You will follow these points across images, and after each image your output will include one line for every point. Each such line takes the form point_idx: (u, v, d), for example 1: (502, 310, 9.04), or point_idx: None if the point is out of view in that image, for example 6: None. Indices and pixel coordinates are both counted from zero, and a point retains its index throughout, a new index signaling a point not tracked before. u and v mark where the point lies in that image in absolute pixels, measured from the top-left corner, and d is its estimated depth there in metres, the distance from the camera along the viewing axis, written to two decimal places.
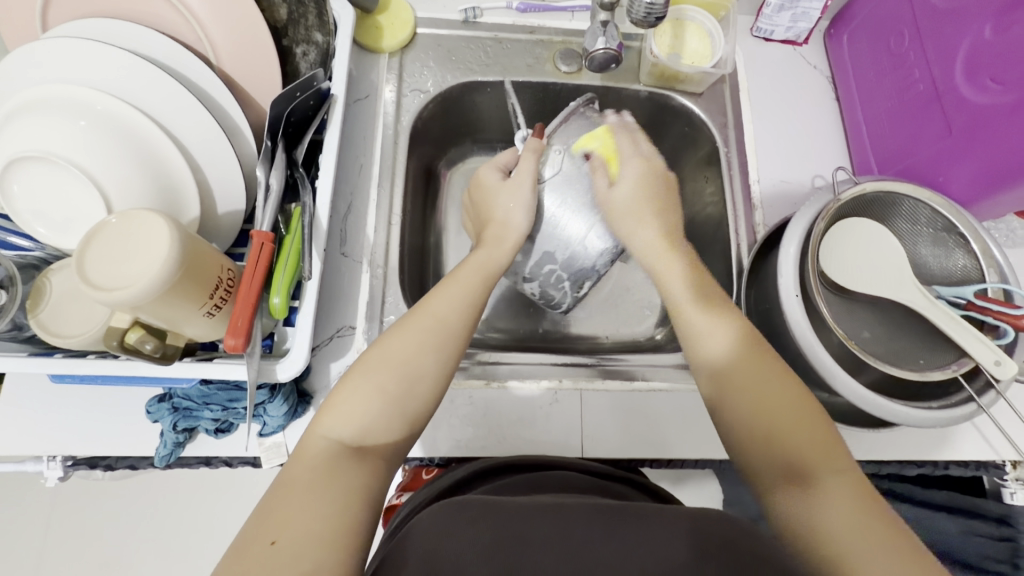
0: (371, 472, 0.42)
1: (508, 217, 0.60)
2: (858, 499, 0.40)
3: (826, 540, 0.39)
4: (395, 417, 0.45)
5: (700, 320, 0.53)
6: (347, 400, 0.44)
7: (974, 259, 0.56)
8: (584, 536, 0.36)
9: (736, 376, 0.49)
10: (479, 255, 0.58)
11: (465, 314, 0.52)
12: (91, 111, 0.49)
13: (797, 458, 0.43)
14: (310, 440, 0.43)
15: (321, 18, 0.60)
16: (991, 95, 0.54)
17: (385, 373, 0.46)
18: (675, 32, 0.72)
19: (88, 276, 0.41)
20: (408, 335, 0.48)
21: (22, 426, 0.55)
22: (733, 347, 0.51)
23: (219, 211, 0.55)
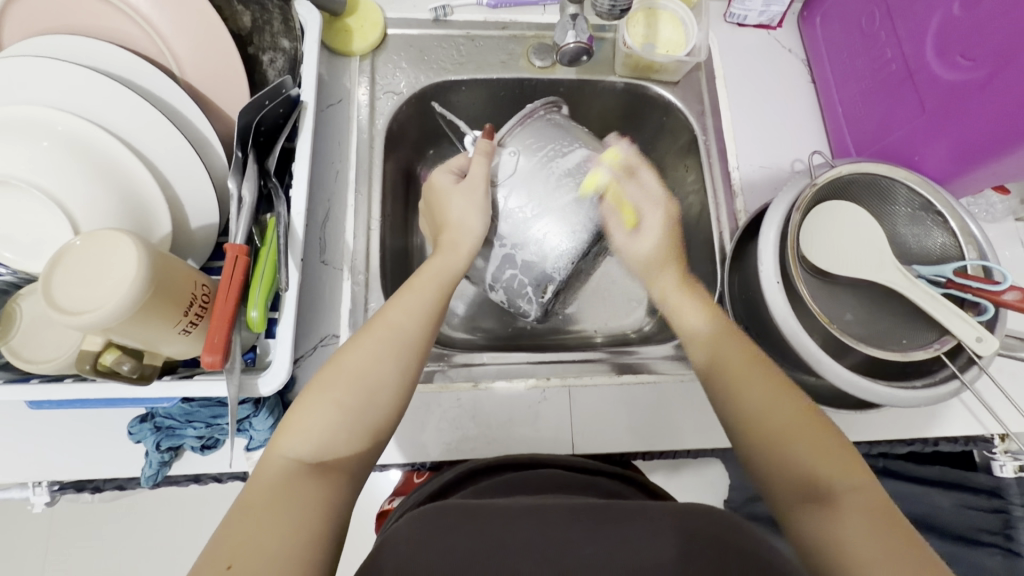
0: (329, 488, 0.42)
1: (462, 220, 0.59)
2: (873, 513, 0.40)
3: (842, 554, 0.39)
4: (354, 432, 0.45)
5: (687, 311, 0.58)
6: (303, 418, 0.45)
7: (952, 236, 0.56)
8: (566, 535, 0.36)
9: (732, 384, 0.50)
10: (435, 262, 0.57)
11: (422, 321, 0.52)
12: (53, 131, 0.48)
13: (805, 470, 0.44)
14: (268, 461, 0.43)
15: (287, 24, 0.59)
16: (962, 71, 0.54)
17: (342, 388, 0.46)
18: (648, 22, 0.71)
19: (55, 299, 0.40)
20: (364, 346, 0.49)
21: (5, 453, 0.55)
22: (711, 326, 0.56)
23: (192, 226, 0.54)
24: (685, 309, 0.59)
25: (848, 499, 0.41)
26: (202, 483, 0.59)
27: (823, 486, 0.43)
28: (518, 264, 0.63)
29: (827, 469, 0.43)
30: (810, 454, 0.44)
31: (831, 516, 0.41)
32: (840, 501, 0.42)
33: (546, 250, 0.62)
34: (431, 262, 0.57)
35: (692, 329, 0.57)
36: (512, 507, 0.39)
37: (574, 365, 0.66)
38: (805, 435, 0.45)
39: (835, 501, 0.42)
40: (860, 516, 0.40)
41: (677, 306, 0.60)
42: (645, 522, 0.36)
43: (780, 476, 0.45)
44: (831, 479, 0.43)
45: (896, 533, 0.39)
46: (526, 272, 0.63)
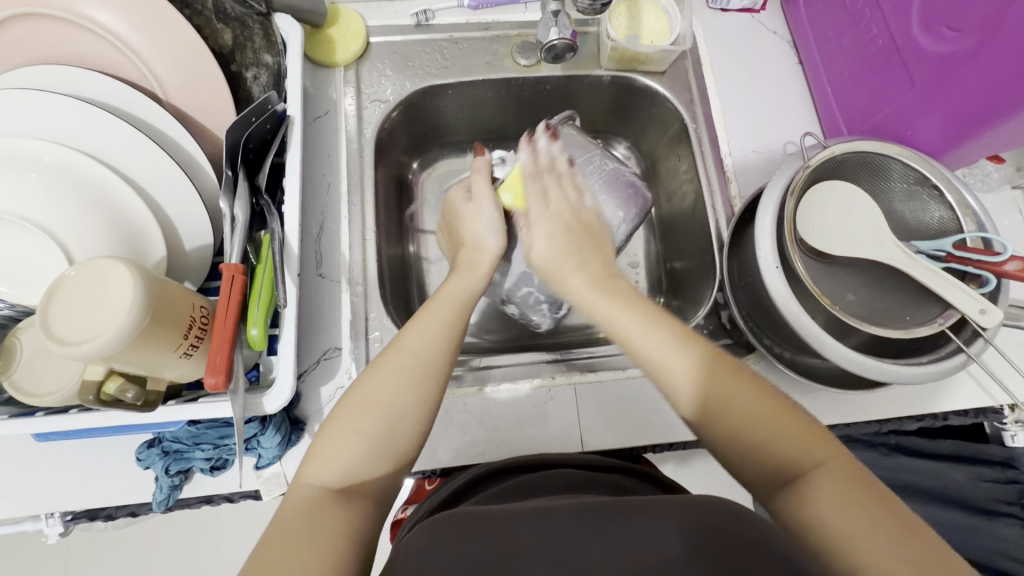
0: (353, 514, 0.42)
1: (479, 241, 0.61)
2: (847, 491, 0.39)
3: (827, 541, 0.38)
4: (379, 457, 0.45)
5: (648, 334, 0.49)
6: (328, 447, 0.45)
7: (950, 210, 0.56)
8: (573, 539, 0.36)
9: (717, 410, 0.45)
10: (454, 283, 0.56)
11: (443, 345, 0.50)
12: (40, 162, 0.48)
13: (777, 457, 0.43)
14: (295, 489, 0.43)
15: (268, 39, 0.59)
16: (949, 43, 0.53)
17: (364, 416, 0.46)
18: (631, 13, 0.71)
19: (52, 331, 0.40)
20: (385, 373, 0.48)
21: (14, 488, 0.55)
22: (693, 361, 0.47)
23: (187, 248, 0.54)
24: (658, 358, 0.48)
25: (819, 479, 0.40)
26: (214, 504, 0.59)
27: (793, 471, 0.42)
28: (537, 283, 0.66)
29: (796, 451, 0.42)
30: (780, 438, 0.43)
31: (806, 497, 0.40)
32: (814, 483, 0.41)
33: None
34: (447, 282, 0.57)
35: (676, 381, 0.47)
36: (519, 512, 0.39)
37: (577, 362, 0.66)
38: (774, 423, 0.44)
39: (808, 483, 0.41)
40: (833, 492, 0.39)
41: (636, 339, 0.49)
42: (654, 516, 0.36)
43: (755, 467, 0.43)
44: (802, 462, 0.42)
45: (873, 510, 0.38)
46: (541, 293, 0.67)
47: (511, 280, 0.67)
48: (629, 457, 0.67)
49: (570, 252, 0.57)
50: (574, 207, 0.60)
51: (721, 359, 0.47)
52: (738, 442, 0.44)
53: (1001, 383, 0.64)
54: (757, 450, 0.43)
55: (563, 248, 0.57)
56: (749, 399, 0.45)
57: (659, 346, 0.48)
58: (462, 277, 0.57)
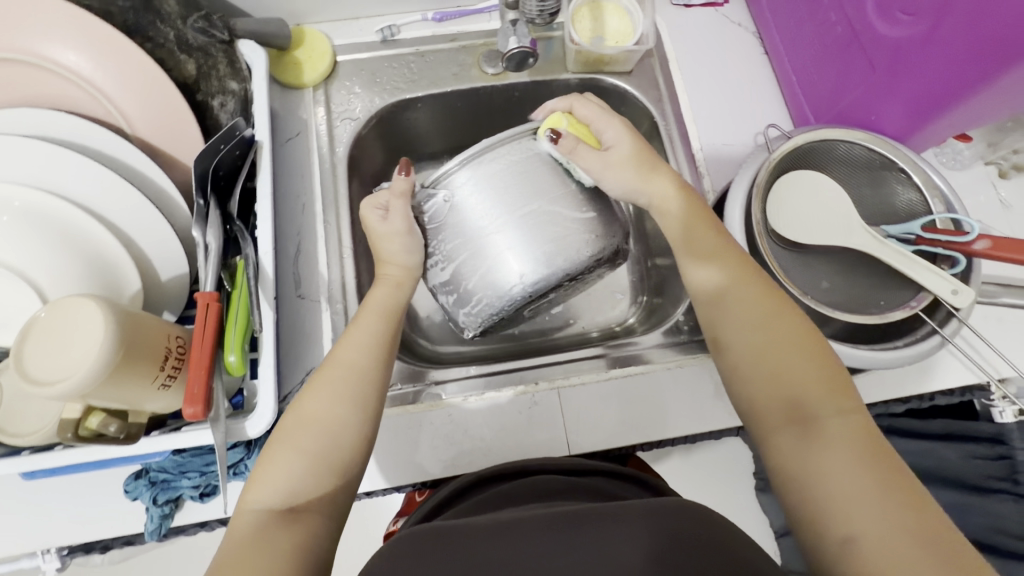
0: (301, 534, 0.42)
1: (400, 259, 0.58)
2: (857, 449, 0.40)
3: (823, 488, 0.40)
4: (322, 474, 0.45)
5: (696, 255, 0.53)
6: (268, 469, 0.45)
7: (918, 192, 0.56)
8: (530, 550, 0.36)
9: (740, 330, 0.49)
10: (380, 295, 0.57)
11: (374, 352, 0.52)
12: (9, 206, 0.48)
13: (797, 397, 0.44)
14: (238, 516, 0.43)
15: (233, 66, 0.60)
16: (904, 27, 0.53)
17: (303, 433, 0.46)
18: (594, 15, 0.71)
19: (26, 373, 0.40)
20: (319, 389, 0.48)
21: (7, 526, 0.55)
22: (727, 280, 0.51)
23: (163, 279, 0.54)
24: (697, 263, 0.53)
25: (837, 428, 0.41)
26: (211, 527, 0.58)
27: (813, 415, 0.43)
28: (466, 288, 0.57)
29: (820, 399, 0.43)
30: (807, 382, 0.44)
31: (819, 442, 0.41)
32: (828, 432, 0.42)
33: (498, 290, 0.56)
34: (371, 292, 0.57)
35: (701, 282, 0.52)
36: (481, 526, 0.39)
37: (561, 367, 0.66)
38: (802, 363, 0.45)
39: (824, 430, 0.42)
40: (847, 448, 0.40)
41: (687, 256, 0.54)
42: (624, 520, 0.36)
43: (772, 403, 0.45)
44: (821, 407, 0.43)
45: (880, 473, 0.39)
46: (470, 303, 0.58)
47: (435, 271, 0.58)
48: (619, 457, 0.66)
49: (648, 161, 0.57)
50: (610, 153, 0.57)
51: (755, 276, 0.50)
52: (761, 370, 0.46)
53: (985, 360, 0.64)
54: (779, 386, 0.45)
55: (641, 158, 0.57)
56: (783, 335, 0.47)
57: (707, 271, 0.52)
58: (384, 289, 0.57)
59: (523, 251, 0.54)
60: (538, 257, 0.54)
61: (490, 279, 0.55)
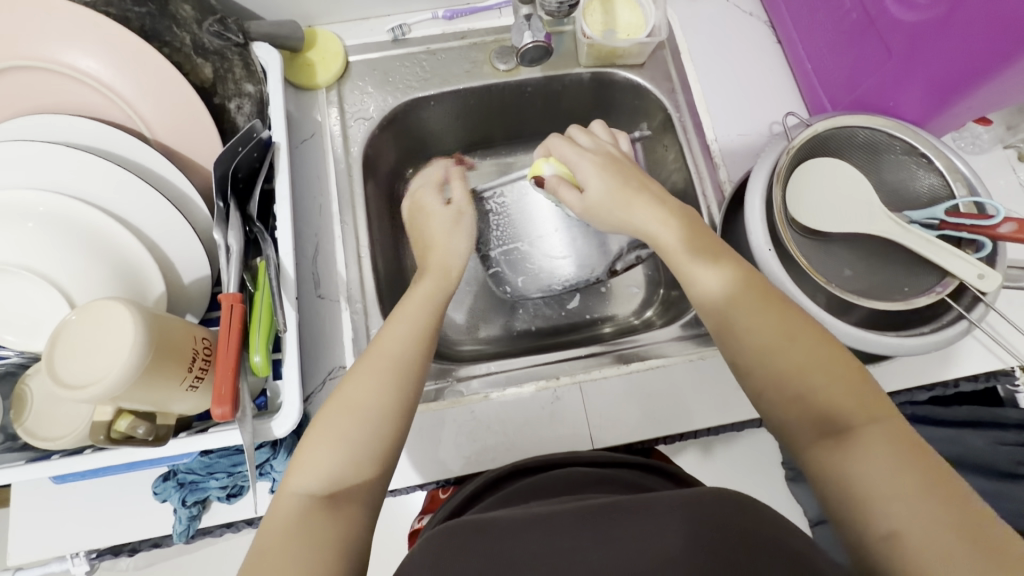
0: (343, 519, 0.42)
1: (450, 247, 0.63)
2: (893, 446, 0.39)
3: (861, 491, 0.38)
4: (362, 462, 0.45)
5: (697, 265, 0.51)
6: (310, 454, 0.45)
7: (941, 177, 0.56)
8: (572, 543, 0.36)
9: (754, 337, 0.46)
10: (423, 286, 0.57)
11: (417, 341, 0.51)
12: (35, 212, 0.49)
13: (825, 404, 0.42)
14: (281, 500, 0.43)
15: (248, 69, 0.60)
16: (921, 11, 0.53)
17: (346, 418, 0.46)
18: (605, 8, 0.71)
19: (59, 377, 0.41)
20: (362, 376, 0.48)
21: (38, 530, 0.55)
22: (732, 291, 0.49)
23: (186, 281, 0.55)
24: (693, 271, 0.51)
25: (870, 433, 0.40)
26: (237, 528, 0.59)
27: (843, 421, 0.41)
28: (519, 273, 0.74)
29: (850, 405, 0.41)
30: (833, 389, 0.42)
31: (852, 450, 0.40)
32: (859, 433, 0.40)
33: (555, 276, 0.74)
34: (417, 284, 0.58)
35: (702, 289, 0.50)
36: (520, 518, 0.39)
37: (581, 362, 0.67)
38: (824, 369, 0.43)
39: (857, 436, 0.40)
40: (883, 451, 0.39)
41: (685, 270, 0.51)
42: (655, 512, 0.37)
43: (799, 416, 0.43)
44: (852, 413, 0.41)
45: (920, 469, 0.38)
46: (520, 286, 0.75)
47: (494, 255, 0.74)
48: (642, 450, 0.66)
49: (623, 186, 0.56)
50: (587, 194, 0.57)
51: (757, 281, 0.49)
52: (782, 379, 0.44)
53: (1009, 345, 0.63)
54: (803, 395, 0.43)
55: (615, 185, 0.57)
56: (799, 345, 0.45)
57: (714, 281, 0.50)
58: (428, 281, 0.58)
59: (570, 251, 0.73)
60: (582, 258, 0.73)
61: (541, 268, 0.74)
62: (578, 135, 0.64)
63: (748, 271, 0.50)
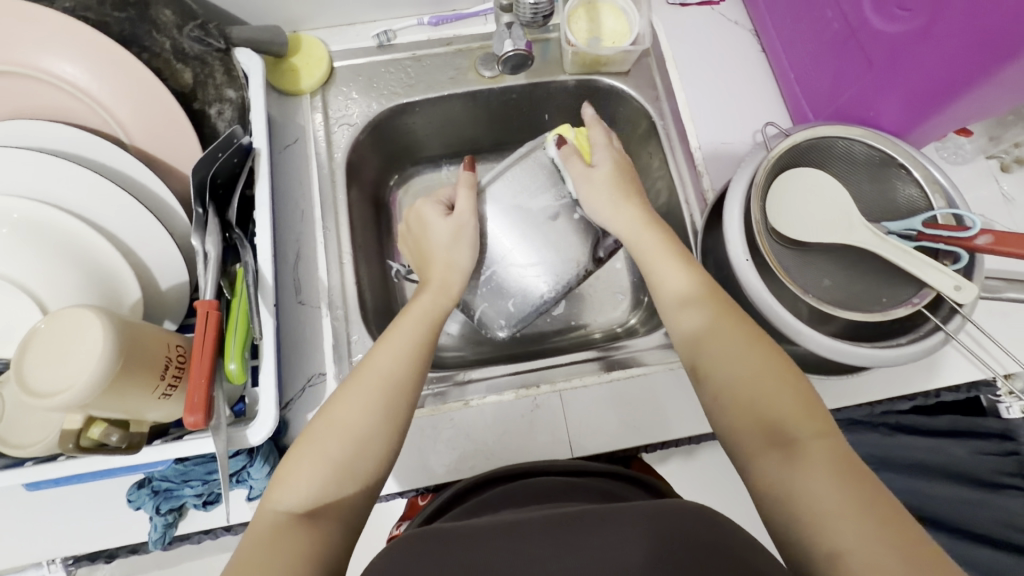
0: (321, 535, 0.42)
1: (452, 260, 0.60)
2: (839, 465, 0.39)
3: (802, 504, 0.39)
4: (343, 478, 0.45)
5: (663, 267, 0.54)
6: (294, 471, 0.45)
7: (920, 189, 0.56)
8: (540, 550, 0.36)
9: (710, 346, 0.48)
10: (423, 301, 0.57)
11: (410, 361, 0.51)
12: (9, 218, 0.48)
13: (770, 416, 0.43)
14: (260, 515, 0.43)
15: (229, 74, 0.60)
16: (901, 23, 0.53)
17: (331, 439, 0.46)
18: (590, 16, 0.71)
19: (28, 384, 0.40)
20: (352, 395, 0.48)
21: (11, 537, 0.55)
22: (694, 289, 0.52)
23: (162, 287, 0.54)
24: (663, 271, 0.54)
25: (814, 448, 0.41)
26: (215, 535, 0.58)
27: (788, 435, 0.42)
28: (505, 304, 0.64)
29: (795, 420, 0.42)
30: (779, 402, 0.44)
31: (798, 464, 0.40)
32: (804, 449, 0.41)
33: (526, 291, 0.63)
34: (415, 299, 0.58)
35: (670, 287, 0.53)
36: (491, 525, 0.39)
37: (564, 369, 0.66)
38: (772, 380, 0.45)
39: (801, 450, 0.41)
40: (826, 467, 0.39)
41: (653, 262, 0.55)
42: (622, 525, 0.36)
43: (746, 423, 0.44)
44: (796, 427, 0.42)
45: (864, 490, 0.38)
46: (511, 315, 0.65)
47: (481, 295, 0.64)
48: (623, 458, 0.66)
49: (622, 186, 0.59)
50: (594, 171, 0.59)
51: (723, 297, 0.51)
52: (733, 390, 0.46)
53: (989, 355, 0.63)
54: (751, 404, 0.44)
55: (615, 181, 0.59)
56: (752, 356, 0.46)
57: (674, 280, 0.53)
58: (425, 296, 0.57)
59: (542, 254, 0.62)
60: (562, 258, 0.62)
61: (524, 287, 0.63)
62: (593, 143, 0.62)
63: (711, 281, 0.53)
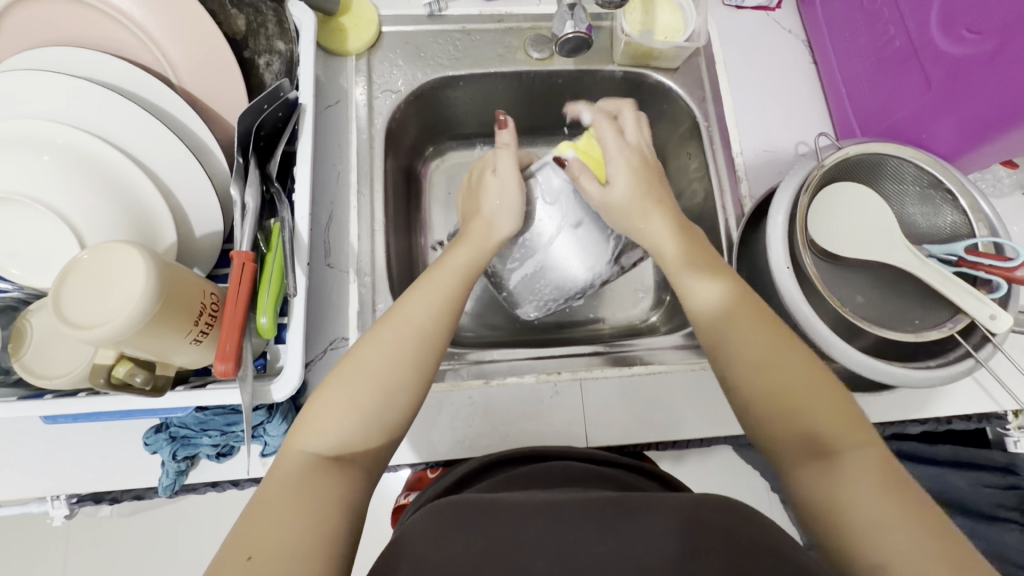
0: (346, 484, 0.42)
1: (495, 216, 0.60)
2: (878, 477, 0.40)
3: (849, 520, 0.39)
4: (371, 427, 0.45)
5: (694, 282, 0.52)
6: (321, 415, 0.44)
7: (963, 215, 0.56)
8: (576, 535, 0.37)
9: (736, 340, 0.48)
10: (455, 255, 0.56)
11: (443, 318, 0.51)
12: (52, 145, 0.48)
13: (805, 422, 0.43)
14: (287, 456, 0.43)
15: (281, 26, 0.59)
16: (968, 46, 0.53)
17: (364, 387, 0.45)
18: (646, 8, 0.70)
19: (66, 315, 0.40)
20: (382, 343, 0.48)
21: (21, 468, 0.55)
22: (727, 304, 0.50)
23: (197, 234, 0.53)
24: (690, 286, 0.53)
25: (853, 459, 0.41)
26: (220, 488, 0.59)
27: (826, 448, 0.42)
28: (538, 286, 0.68)
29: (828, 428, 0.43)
30: (821, 407, 0.43)
31: (838, 475, 0.40)
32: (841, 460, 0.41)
33: (558, 280, 0.67)
34: (450, 253, 0.57)
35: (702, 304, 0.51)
36: (523, 505, 0.40)
37: (584, 358, 0.66)
38: (809, 391, 0.44)
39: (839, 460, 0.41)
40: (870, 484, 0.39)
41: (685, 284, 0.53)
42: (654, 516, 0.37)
43: (784, 431, 0.44)
44: (834, 437, 0.42)
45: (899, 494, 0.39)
46: (545, 300, 0.69)
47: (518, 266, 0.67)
48: (633, 453, 0.66)
49: (647, 193, 0.58)
50: (610, 192, 0.58)
51: (751, 299, 0.50)
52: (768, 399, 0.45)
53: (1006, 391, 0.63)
54: (793, 418, 0.44)
55: (639, 191, 0.58)
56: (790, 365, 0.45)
57: (705, 297, 0.51)
58: (465, 251, 0.57)
59: (576, 255, 0.65)
60: (597, 255, 0.65)
61: (562, 275, 0.67)
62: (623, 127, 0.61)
63: (742, 290, 0.51)
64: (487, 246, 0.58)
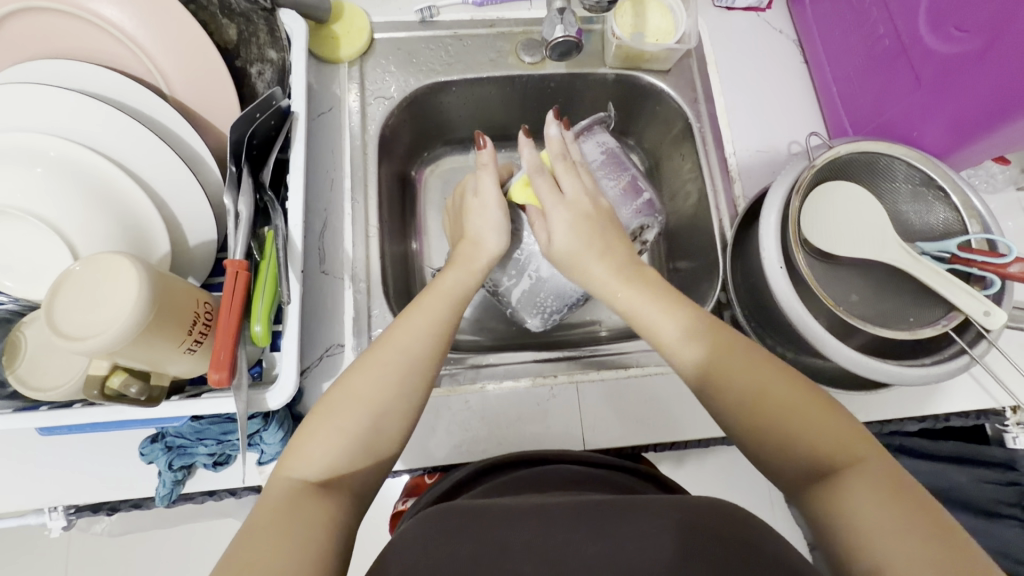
0: (332, 505, 0.42)
1: (480, 236, 0.61)
2: (882, 490, 0.39)
3: (852, 531, 0.38)
4: (356, 454, 0.45)
5: (653, 313, 0.52)
6: (308, 441, 0.45)
7: (955, 212, 0.56)
8: (567, 537, 0.37)
9: (723, 378, 0.47)
10: (445, 280, 0.57)
11: (432, 339, 0.51)
12: (45, 157, 0.48)
13: (802, 441, 0.43)
14: (275, 482, 0.43)
15: (273, 35, 0.58)
16: (956, 43, 0.53)
17: (351, 412, 0.46)
18: (636, 11, 0.70)
19: (59, 328, 0.40)
20: (370, 368, 0.48)
21: (18, 480, 0.55)
22: (701, 349, 0.49)
23: (191, 244, 0.54)
24: (653, 322, 0.52)
25: (853, 473, 0.41)
26: (217, 497, 0.59)
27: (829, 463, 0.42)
28: (538, 295, 0.67)
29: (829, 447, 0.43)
30: (813, 429, 0.43)
31: (839, 488, 0.40)
32: (843, 476, 0.41)
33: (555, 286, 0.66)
34: (439, 279, 0.58)
35: (667, 343, 0.51)
36: (517, 508, 0.40)
37: (579, 361, 0.66)
38: (799, 412, 0.44)
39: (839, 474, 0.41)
40: (869, 493, 0.39)
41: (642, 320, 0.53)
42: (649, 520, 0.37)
43: (787, 454, 0.44)
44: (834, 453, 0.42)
45: (906, 503, 0.38)
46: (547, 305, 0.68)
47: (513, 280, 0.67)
48: (631, 455, 0.66)
49: (588, 236, 0.56)
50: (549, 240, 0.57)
51: (715, 330, 0.50)
52: (751, 427, 0.45)
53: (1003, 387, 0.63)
54: (789, 442, 0.44)
55: (581, 234, 0.56)
56: (777, 387, 0.45)
57: (660, 322, 0.52)
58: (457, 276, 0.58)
59: None
60: None
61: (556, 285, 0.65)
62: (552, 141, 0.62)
63: (703, 317, 0.52)
64: (476, 272, 0.59)
